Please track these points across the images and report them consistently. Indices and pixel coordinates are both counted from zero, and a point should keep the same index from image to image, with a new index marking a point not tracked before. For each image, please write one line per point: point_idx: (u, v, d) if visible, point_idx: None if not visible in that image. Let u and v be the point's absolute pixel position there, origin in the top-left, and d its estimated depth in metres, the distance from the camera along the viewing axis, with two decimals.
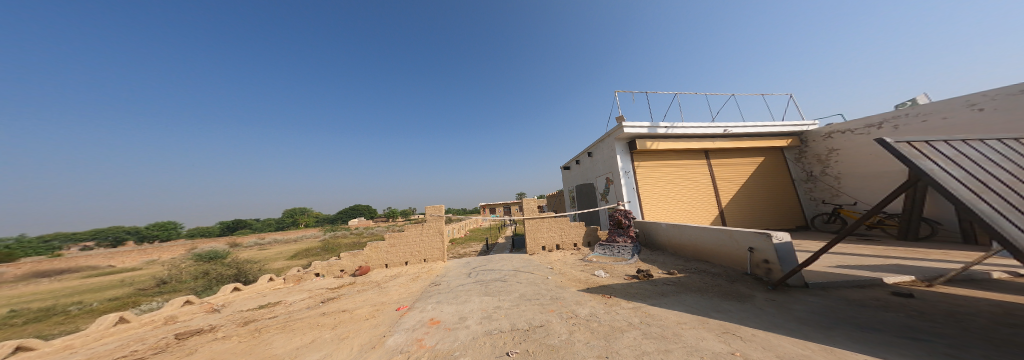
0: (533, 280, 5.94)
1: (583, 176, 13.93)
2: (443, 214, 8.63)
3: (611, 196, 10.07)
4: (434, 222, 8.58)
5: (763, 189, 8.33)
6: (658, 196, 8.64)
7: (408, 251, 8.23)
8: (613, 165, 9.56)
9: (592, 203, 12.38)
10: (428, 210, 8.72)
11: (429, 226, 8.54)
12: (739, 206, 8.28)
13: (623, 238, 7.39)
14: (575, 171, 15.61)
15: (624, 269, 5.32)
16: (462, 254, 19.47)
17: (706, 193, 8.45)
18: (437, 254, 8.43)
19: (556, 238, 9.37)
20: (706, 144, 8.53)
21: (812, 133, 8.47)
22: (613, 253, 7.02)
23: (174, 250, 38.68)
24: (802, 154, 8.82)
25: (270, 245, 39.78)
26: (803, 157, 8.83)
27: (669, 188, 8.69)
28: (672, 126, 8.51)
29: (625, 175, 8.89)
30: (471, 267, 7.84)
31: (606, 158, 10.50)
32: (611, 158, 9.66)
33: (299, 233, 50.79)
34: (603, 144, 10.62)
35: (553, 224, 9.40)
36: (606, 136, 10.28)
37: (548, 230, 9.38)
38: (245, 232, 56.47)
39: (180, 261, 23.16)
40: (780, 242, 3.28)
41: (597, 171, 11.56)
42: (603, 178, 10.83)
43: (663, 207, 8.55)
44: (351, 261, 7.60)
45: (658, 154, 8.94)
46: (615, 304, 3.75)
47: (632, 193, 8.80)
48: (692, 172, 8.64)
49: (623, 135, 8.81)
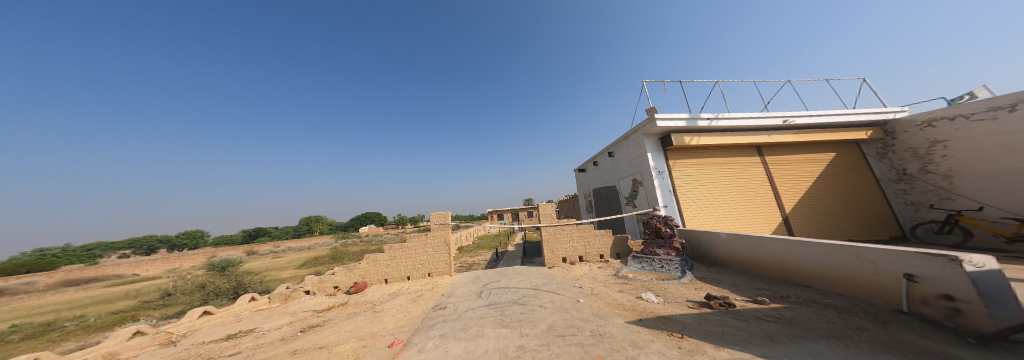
0: (559, 304, 4.78)
1: (601, 179, 12.74)
2: (450, 222, 7.64)
3: (640, 200, 8.82)
4: (439, 231, 7.59)
5: (831, 191, 6.99)
6: (700, 200, 7.37)
7: (411, 265, 7.29)
8: (643, 164, 8.32)
9: (614, 209, 11.08)
10: (432, 217, 7.76)
11: (434, 236, 7.56)
12: (802, 210, 6.93)
13: (666, 251, 6.18)
14: (591, 174, 14.37)
15: (681, 293, 4.11)
16: (470, 264, 18.36)
17: (757, 195, 7.15)
18: (443, 267, 7.44)
19: (578, 249, 8.16)
20: (759, 137, 7.22)
21: (905, 121, 7.26)
22: (654, 269, 5.85)
23: (195, 258, 39.70)
24: (888, 148, 7.72)
25: (284, 254, 40.22)
26: (890, 153, 7.64)
27: (713, 190, 7.40)
28: (716, 117, 7.26)
29: (658, 176, 7.69)
30: (482, 283, 6.76)
31: (631, 157, 9.30)
32: (640, 156, 8.44)
33: (313, 241, 51.38)
34: (629, 141, 9.41)
35: (574, 232, 8.21)
36: (633, 132, 9.06)
37: (569, 240, 8.20)
38: (263, 240, 57.80)
39: (194, 272, 23.22)
40: (978, 271, 2.20)
41: (620, 172, 10.31)
42: (629, 180, 9.56)
43: (707, 211, 7.25)
44: (345, 276, 6.66)
45: (698, 151, 7.69)
46: (700, 353, 2.53)
47: (668, 196, 7.54)
48: (740, 171, 7.34)
49: (656, 129, 7.62)
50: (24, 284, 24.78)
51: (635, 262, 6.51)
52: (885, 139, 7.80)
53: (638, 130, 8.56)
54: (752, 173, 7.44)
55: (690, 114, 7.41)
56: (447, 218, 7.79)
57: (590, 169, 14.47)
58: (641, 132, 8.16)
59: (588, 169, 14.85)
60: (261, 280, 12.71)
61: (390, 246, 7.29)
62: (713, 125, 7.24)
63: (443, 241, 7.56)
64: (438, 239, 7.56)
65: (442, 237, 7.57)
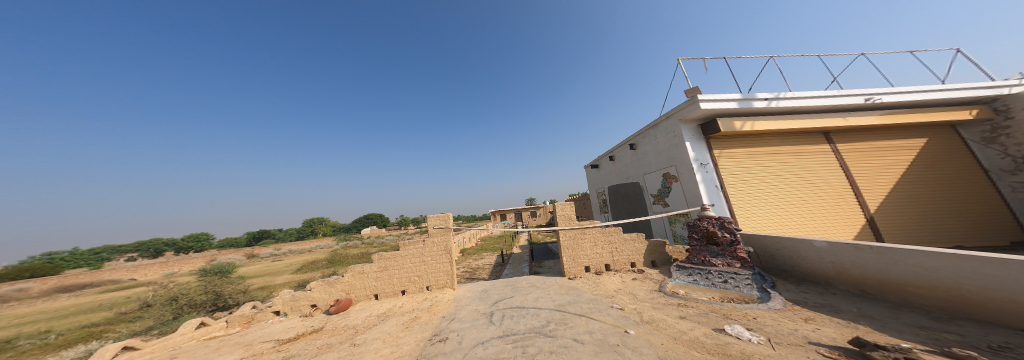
0: (602, 338, 3.55)
1: (619, 175, 11.52)
2: (452, 226, 6.43)
3: (673, 199, 7.57)
4: (439, 236, 6.39)
5: (928, 184, 5.76)
6: (756, 198, 6.15)
7: (407, 277, 6.15)
8: (679, 156, 7.05)
9: (637, 208, 9.82)
10: (431, 220, 6.53)
11: (434, 242, 6.35)
12: (880, 209, 5.73)
13: (725, 261, 4.96)
14: (605, 169, 13.09)
15: (789, 328, 2.88)
16: (474, 268, 17.15)
17: (822, 192, 5.98)
18: (444, 280, 6.34)
19: (604, 257, 6.91)
20: (828, 120, 5.93)
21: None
22: (712, 284, 4.71)
23: (195, 263, 38.78)
24: (1000, 132, 6.51)
25: (284, 256, 39.28)
26: (1005, 136, 6.42)
27: (768, 185, 6.18)
28: (776, 97, 5.95)
29: (701, 169, 6.46)
30: (493, 301, 5.58)
31: (661, 149, 8.05)
32: (676, 146, 7.17)
33: (314, 244, 50.47)
34: (658, 130, 8.12)
35: (598, 237, 6.95)
36: (664, 118, 7.75)
37: (592, 245, 6.95)
38: (265, 243, 56.99)
39: (187, 277, 22.14)
40: None
41: (646, 166, 9.03)
42: (658, 175, 8.28)
43: (763, 211, 6.02)
44: (325, 292, 5.43)
45: (747, 140, 6.46)
46: None
47: (714, 194, 6.29)
48: (800, 164, 6.14)
49: (700, 112, 6.35)
50: (18, 291, 23.90)
51: (681, 273, 5.31)
52: (995, 120, 6.59)
53: (673, 116, 7.25)
54: (816, 166, 6.19)
55: (744, 94, 6.11)
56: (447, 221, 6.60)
57: (605, 165, 13.20)
58: (678, 117, 6.86)
59: (602, 164, 13.56)
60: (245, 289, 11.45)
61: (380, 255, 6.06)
62: (772, 106, 5.95)
63: (445, 248, 6.36)
64: (438, 246, 6.33)
65: (443, 243, 6.38)
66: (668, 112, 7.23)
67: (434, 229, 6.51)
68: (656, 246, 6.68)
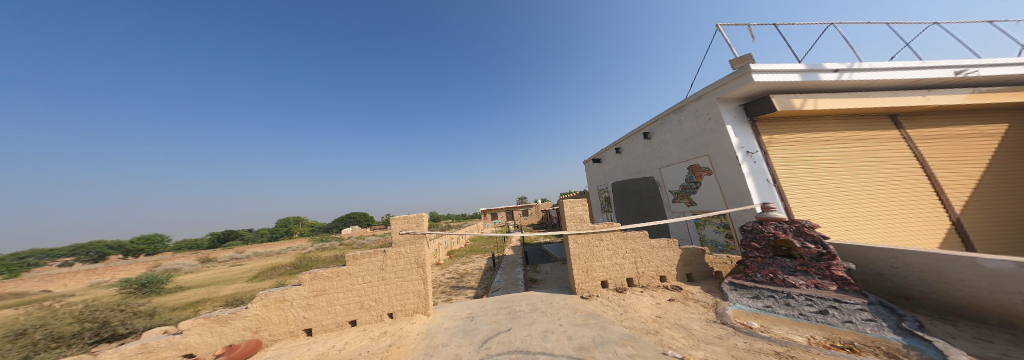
0: None
1: (627, 170, 10.32)
2: (425, 231, 4.71)
3: (704, 196, 6.29)
4: (406, 246, 4.64)
5: (1012, 180, 4.90)
6: (824, 196, 4.90)
7: (359, 302, 4.32)
8: (714, 143, 5.76)
9: (655, 207, 8.57)
10: (391, 225, 4.64)
11: (399, 252, 4.60)
12: (967, 210, 4.71)
13: (811, 282, 3.52)
14: (609, 163, 11.88)
15: None
16: (461, 274, 15.38)
17: (892, 188, 4.90)
18: (416, 303, 4.64)
19: (625, 271, 5.64)
20: (901, 100, 4.85)
21: None
22: (799, 315, 3.22)
23: (133, 269, 33.41)
24: None
25: (245, 260, 34.97)
26: None
27: (828, 179, 5.00)
28: (850, 68, 4.67)
29: (746, 159, 5.14)
30: (482, 338, 3.94)
31: (686, 137, 6.78)
32: (709, 131, 5.86)
33: (283, 245, 45.87)
34: (683, 114, 6.83)
35: (617, 243, 5.68)
36: (693, 99, 6.46)
37: (609, 254, 5.70)
38: (227, 244, 51.41)
39: (111, 287, 18.35)
40: None
41: (666, 158, 7.76)
42: (681, 168, 6.99)
43: (825, 212, 4.85)
44: (210, 336, 3.45)
45: (800, 123, 5.25)
46: None
47: (765, 190, 4.99)
48: (860, 156, 5.09)
49: (750, 88, 5.02)
50: None
51: (742, 296, 3.87)
52: None
53: (707, 95, 5.96)
54: (877, 156, 5.13)
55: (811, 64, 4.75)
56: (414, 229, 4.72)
57: (609, 158, 11.95)
58: (717, 95, 5.55)
59: (605, 158, 12.30)
60: (153, 310, 8.81)
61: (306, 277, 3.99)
62: (842, 80, 4.68)
63: (414, 260, 4.66)
64: (405, 259, 4.60)
65: (412, 254, 4.67)
66: (701, 89, 5.96)
67: (397, 236, 4.67)
68: (694, 255, 5.29)
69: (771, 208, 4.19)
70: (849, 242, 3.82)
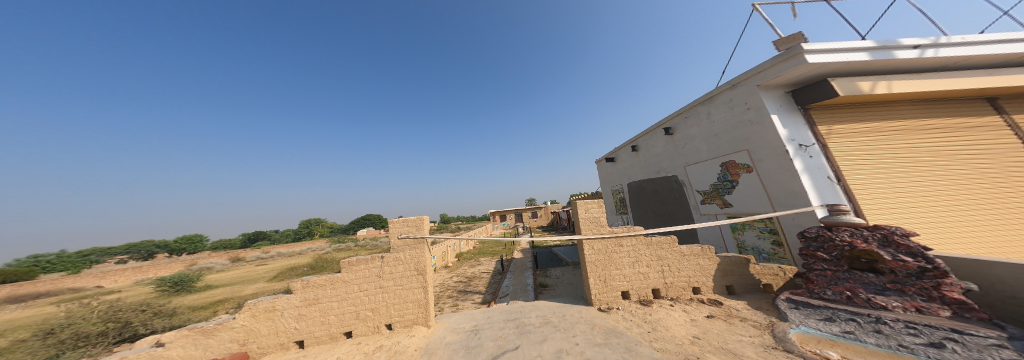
0: None
1: (644, 169, 9.56)
2: (426, 235, 4.37)
3: (742, 197, 5.51)
4: (407, 251, 4.31)
5: None
6: (897, 195, 4.07)
7: (355, 312, 4.00)
8: (754, 137, 5.01)
9: (678, 209, 7.77)
10: (389, 229, 4.31)
11: (399, 259, 4.27)
12: None
13: (908, 304, 2.90)
14: (624, 162, 11.14)
15: None
16: (469, 278, 14.99)
17: (985, 186, 4.01)
18: (417, 314, 4.28)
19: (650, 281, 4.98)
20: (999, 78, 3.95)
21: None
22: (896, 346, 2.57)
23: (169, 268, 35.70)
24: None
25: (268, 260, 36.52)
26: None
27: (901, 174, 4.15)
28: (937, 42, 3.70)
29: (800, 154, 4.39)
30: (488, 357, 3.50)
31: (716, 133, 6.00)
32: (748, 124, 5.11)
33: (303, 246, 47.73)
34: (713, 105, 6.02)
35: (641, 249, 5.02)
36: (726, 88, 5.65)
37: (632, 262, 5.06)
38: (253, 245, 54.39)
39: (143, 286, 19.38)
40: None
41: (692, 155, 6.95)
42: (713, 166, 6.19)
43: (900, 214, 4.01)
44: (192, 350, 3.19)
45: (863, 109, 4.41)
46: None
47: (826, 189, 4.23)
48: (942, 147, 4.20)
49: (801, 72, 4.21)
50: None
51: (812, 318, 3.27)
52: None
53: (744, 83, 5.15)
54: (963, 146, 4.23)
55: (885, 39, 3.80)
56: (414, 233, 4.39)
57: (623, 157, 11.17)
58: (758, 81, 4.75)
59: (620, 156, 11.49)
60: (171, 310, 8.95)
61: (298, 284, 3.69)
62: (924, 58, 3.69)
63: (415, 267, 4.32)
64: (405, 265, 4.28)
65: (412, 260, 4.34)
66: (735, 77, 5.19)
67: (397, 241, 4.34)
68: (736, 265, 4.55)
69: (841, 211, 3.54)
70: (953, 254, 3.07)
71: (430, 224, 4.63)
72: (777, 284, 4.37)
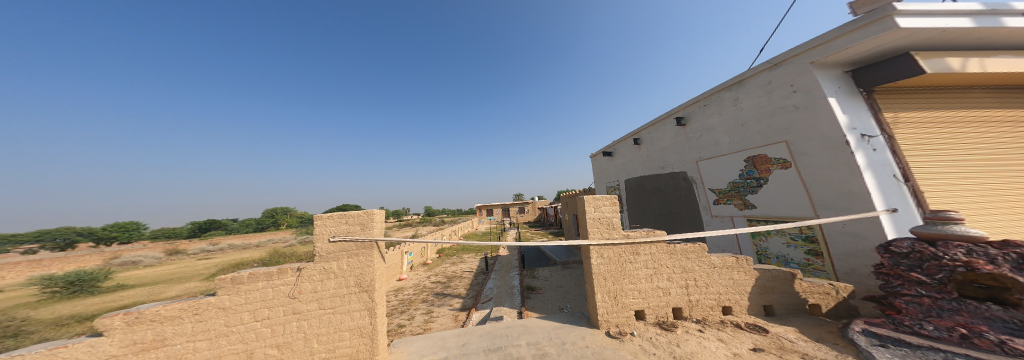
0: None
1: (647, 164, 8.92)
2: (375, 238, 2.95)
3: (771, 198, 4.70)
4: (344, 259, 2.90)
5: None
6: (968, 200, 3.39)
7: (247, 355, 2.51)
8: (797, 126, 4.20)
9: (686, 209, 7.11)
10: (313, 228, 2.82)
11: (331, 271, 2.84)
12: None
13: None
14: (623, 157, 10.45)
15: None
16: (449, 278, 13.65)
17: None
18: (357, 347, 2.87)
19: (670, 299, 3.99)
20: None
21: None
22: None
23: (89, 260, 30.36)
24: None
25: (218, 253, 32.33)
26: None
27: (971, 173, 3.47)
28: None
29: (863, 146, 3.55)
30: None
31: (742, 122, 5.29)
32: (790, 111, 4.31)
33: (262, 237, 43.16)
34: (743, 90, 5.27)
35: (659, 257, 4.03)
36: (763, 69, 4.87)
37: (647, 273, 4.08)
38: (202, 235, 48.46)
39: (40, 284, 15.78)
40: None
41: (709, 148, 6.23)
42: (735, 161, 5.46)
43: (971, 222, 3.33)
44: None
45: (926, 97, 3.76)
46: None
47: (892, 190, 3.40)
48: (1011, 146, 3.60)
49: (879, 42, 3.45)
50: None
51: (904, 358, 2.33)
52: None
53: (791, 60, 4.34)
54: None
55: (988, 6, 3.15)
56: (356, 234, 2.95)
57: (622, 150, 10.45)
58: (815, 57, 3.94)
59: (618, 150, 10.75)
60: (22, 329, 6.49)
61: (112, 325, 2.03)
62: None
63: (355, 280, 2.92)
64: (339, 279, 2.86)
65: (352, 273, 2.93)
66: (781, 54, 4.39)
67: (324, 246, 2.85)
68: (778, 280, 3.53)
69: (953, 220, 2.62)
70: None
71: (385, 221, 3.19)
72: (826, 306, 3.39)
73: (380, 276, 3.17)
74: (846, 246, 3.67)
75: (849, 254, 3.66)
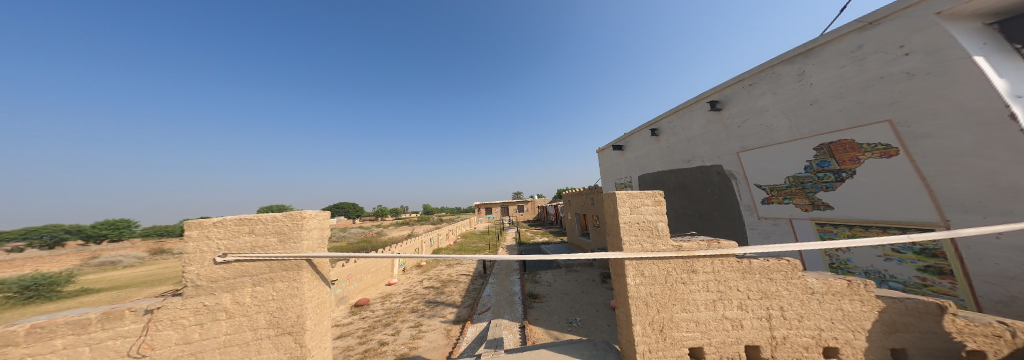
0: None
1: (666, 157, 7.89)
2: (301, 255, 2.12)
3: (860, 196, 3.75)
4: (247, 289, 2.12)
5: None
6: None
7: None
8: (909, 101, 3.22)
9: (722, 210, 6.05)
10: (181, 245, 1.97)
11: (221, 309, 2.10)
12: None
13: None
14: (635, 150, 9.41)
15: None
16: (444, 282, 12.53)
17: None
18: None
19: (742, 335, 2.85)
20: None
21: None
22: None
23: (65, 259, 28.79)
24: None
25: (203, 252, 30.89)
26: None
27: None
28: None
29: None
30: None
31: (810, 102, 4.30)
32: (894, 83, 3.33)
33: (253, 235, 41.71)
34: (810, 63, 4.26)
35: (728, 276, 2.90)
36: (841, 34, 3.87)
37: (708, 296, 2.95)
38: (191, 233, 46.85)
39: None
40: None
41: (760, 134, 5.19)
42: (803, 149, 4.43)
43: None
44: None
45: None
46: None
47: None
48: None
49: None
50: None
51: None
52: None
53: (892, 17, 3.34)
54: None
55: None
56: (268, 251, 2.14)
57: (635, 143, 9.42)
58: (945, 5, 2.89)
59: (631, 142, 9.67)
60: None
61: None
62: None
63: (267, 320, 2.14)
64: (233, 320, 2.10)
65: (263, 309, 2.16)
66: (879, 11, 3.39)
67: (205, 271, 2.06)
68: (915, 314, 2.43)
69: None
70: None
71: (320, 232, 2.39)
72: (995, 355, 2.23)
73: (316, 307, 2.31)
74: (999, 266, 2.67)
75: (1008, 277, 2.61)
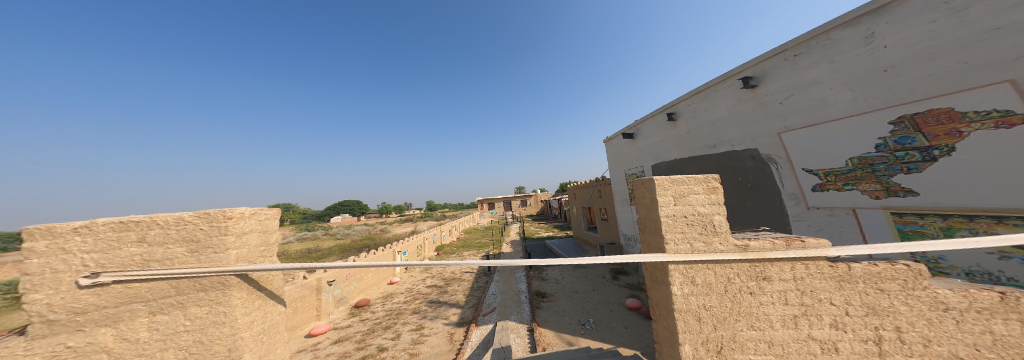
0: None
1: (684, 144, 7.11)
2: (226, 268, 1.90)
3: (963, 179, 3.04)
4: (141, 319, 1.81)
5: None
6: None
7: None
8: None
9: (759, 201, 5.34)
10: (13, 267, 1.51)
11: (97, 350, 1.71)
12: None
13: None
14: (648, 138, 8.61)
15: None
16: (447, 280, 11.96)
17: None
18: None
19: None
20: None
21: None
22: None
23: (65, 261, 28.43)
24: None
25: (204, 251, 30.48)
26: None
27: None
28: None
29: None
30: None
31: (886, 66, 3.53)
32: None
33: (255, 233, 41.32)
34: (888, 17, 3.47)
35: (815, 284, 2.37)
36: None
37: (788, 310, 2.44)
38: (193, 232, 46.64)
39: None
40: None
41: (808, 111, 4.42)
42: (870, 124, 3.71)
43: None
44: None
45: None
46: None
47: None
48: None
49: None
50: None
51: None
52: None
53: None
54: None
55: None
56: (174, 265, 1.87)
57: (648, 130, 8.61)
58: None
59: (643, 130, 8.87)
60: None
61: None
62: None
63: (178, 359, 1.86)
64: None
65: (168, 344, 1.87)
66: None
67: (62, 300, 1.64)
68: None
69: None
70: None
71: (248, 249, 2.07)
72: None
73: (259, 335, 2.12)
74: None
75: None
